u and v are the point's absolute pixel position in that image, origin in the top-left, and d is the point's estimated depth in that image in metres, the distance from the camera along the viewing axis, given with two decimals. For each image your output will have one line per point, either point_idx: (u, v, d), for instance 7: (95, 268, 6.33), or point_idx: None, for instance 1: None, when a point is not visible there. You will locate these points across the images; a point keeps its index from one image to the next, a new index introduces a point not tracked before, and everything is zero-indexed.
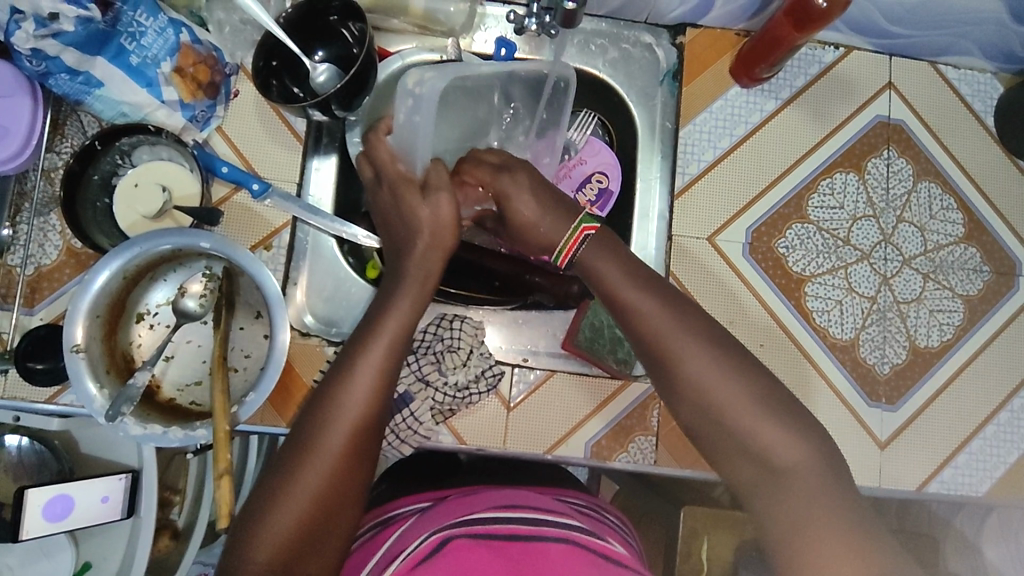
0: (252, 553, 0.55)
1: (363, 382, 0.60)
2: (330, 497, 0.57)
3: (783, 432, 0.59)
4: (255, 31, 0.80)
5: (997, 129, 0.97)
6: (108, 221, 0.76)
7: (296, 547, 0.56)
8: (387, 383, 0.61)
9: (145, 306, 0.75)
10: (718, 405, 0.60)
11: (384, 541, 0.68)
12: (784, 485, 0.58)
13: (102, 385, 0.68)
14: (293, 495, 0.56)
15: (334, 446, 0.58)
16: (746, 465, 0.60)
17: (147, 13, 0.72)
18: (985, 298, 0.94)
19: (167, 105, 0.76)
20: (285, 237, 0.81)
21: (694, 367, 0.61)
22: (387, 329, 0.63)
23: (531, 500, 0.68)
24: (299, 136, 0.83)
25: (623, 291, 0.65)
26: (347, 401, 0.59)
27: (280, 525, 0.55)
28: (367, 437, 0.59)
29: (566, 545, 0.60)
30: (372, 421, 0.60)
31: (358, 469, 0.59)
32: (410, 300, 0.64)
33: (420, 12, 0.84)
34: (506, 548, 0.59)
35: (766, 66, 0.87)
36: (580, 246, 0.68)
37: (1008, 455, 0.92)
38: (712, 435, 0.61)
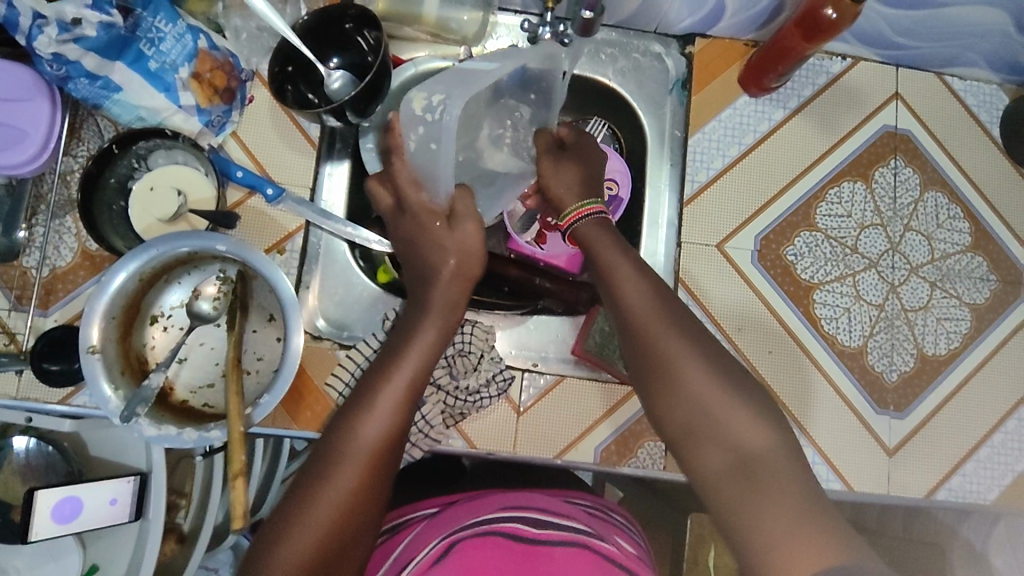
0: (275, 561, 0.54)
1: (381, 413, 0.60)
2: (347, 523, 0.56)
3: (755, 424, 0.59)
4: (272, 38, 0.81)
5: (1002, 140, 0.98)
6: (123, 224, 0.77)
7: (311, 573, 0.54)
8: (409, 411, 0.61)
9: (158, 308, 0.76)
10: (696, 395, 0.61)
11: (395, 545, 0.69)
12: (761, 486, 0.56)
13: (116, 386, 0.68)
14: (310, 517, 0.56)
15: (354, 473, 0.57)
16: (720, 457, 0.59)
17: (166, 19, 0.73)
18: (992, 307, 0.95)
19: (184, 110, 0.77)
20: (298, 240, 0.82)
21: (682, 370, 0.62)
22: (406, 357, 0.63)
23: (539, 502, 0.68)
24: (313, 141, 0.84)
25: (620, 271, 0.68)
26: (365, 430, 0.59)
27: (299, 547, 0.55)
28: (384, 462, 0.59)
29: (577, 547, 0.60)
30: (390, 450, 0.59)
31: (377, 491, 0.59)
32: (431, 330, 0.65)
33: (433, 20, 0.85)
34: (517, 549, 0.59)
35: (775, 76, 0.89)
36: (586, 218, 0.73)
37: (1016, 463, 0.92)
38: (688, 439, 0.61)
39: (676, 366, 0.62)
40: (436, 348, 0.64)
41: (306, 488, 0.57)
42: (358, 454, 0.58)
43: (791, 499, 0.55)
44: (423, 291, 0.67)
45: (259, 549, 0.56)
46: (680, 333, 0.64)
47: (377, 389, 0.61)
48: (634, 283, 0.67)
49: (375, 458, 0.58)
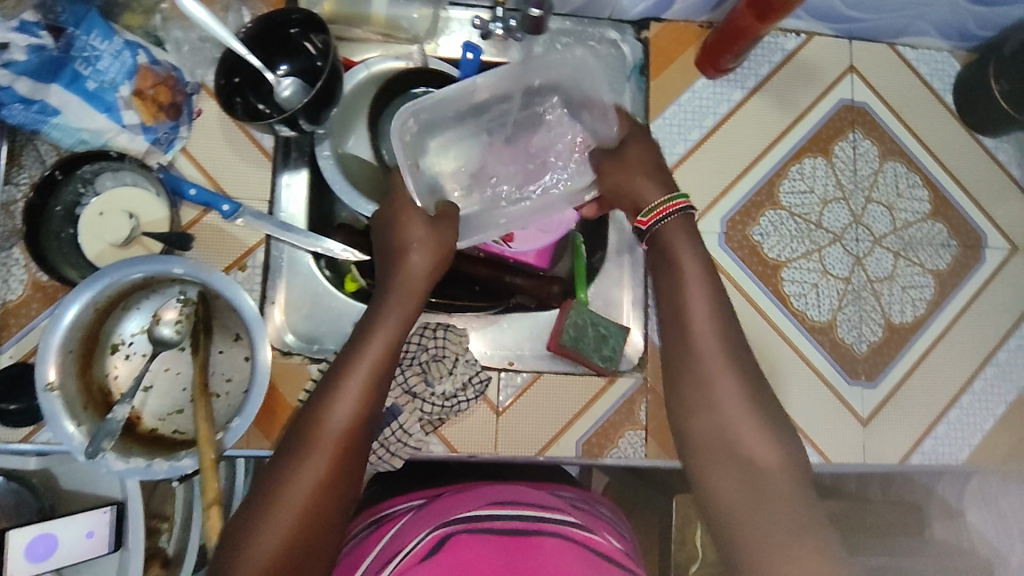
0: (252, 545, 0.53)
1: (349, 397, 0.59)
2: (319, 510, 0.55)
3: (754, 413, 0.59)
4: (214, 49, 0.78)
5: (956, 107, 0.99)
6: (73, 252, 0.74)
7: (288, 558, 0.53)
8: (378, 394, 0.61)
9: (118, 337, 0.74)
10: (705, 369, 0.61)
11: (379, 539, 0.67)
12: (768, 501, 0.55)
13: (79, 422, 0.66)
14: (280, 504, 0.55)
15: (322, 458, 0.57)
16: (708, 432, 0.59)
17: (100, 36, 0.71)
18: (954, 272, 0.97)
19: (128, 129, 0.74)
20: (259, 256, 0.80)
21: (714, 372, 0.61)
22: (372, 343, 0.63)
23: (531, 497, 0.68)
24: (268, 152, 0.82)
25: (684, 252, 0.67)
26: (337, 411, 0.59)
27: (265, 534, 0.53)
28: (356, 444, 0.59)
29: (569, 541, 0.60)
30: (361, 435, 0.59)
31: (350, 475, 0.58)
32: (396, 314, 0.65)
33: (383, 18, 0.83)
34: (512, 545, 0.58)
35: (731, 57, 0.88)
36: (673, 214, 0.69)
37: (984, 422, 0.94)
38: (703, 440, 0.60)
39: (694, 339, 0.62)
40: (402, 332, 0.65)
41: (275, 476, 0.56)
42: (327, 440, 0.57)
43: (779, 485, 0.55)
44: (403, 276, 0.67)
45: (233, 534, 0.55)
46: (723, 343, 0.62)
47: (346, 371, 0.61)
48: (700, 291, 0.65)
49: (343, 441, 0.58)
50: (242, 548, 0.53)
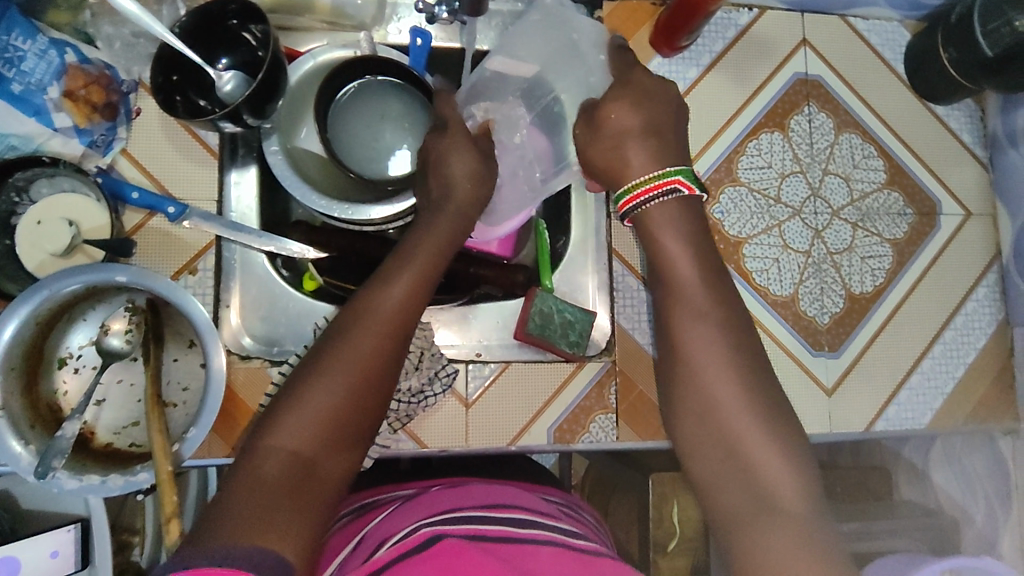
0: (269, 447, 0.53)
1: (376, 327, 0.58)
2: (335, 430, 0.54)
3: (744, 407, 0.58)
4: (149, 43, 0.75)
5: (907, 75, 1.00)
6: (11, 265, 0.71)
7: (299, 462, 0.53)
8: (411, 319, 0.60)
9: (66, 350, 0.71)
10: (695, 363, 0.61)
11: (365, 523, 0.66)
12: (770, 518, 0.54)
13: (27, 441, 0.64)
14: (274, 449, 0.53)
15: (322, 410, 0.54)
16: (697, 425, 0.59)
17: (23, 36, 0.69)
18: (911, 240, 0.98)
19: (61, 133, 0.71)
20: (210, 258, 0.77)
21: (714, 387, 0.59)
22: (383, 300, 0.60)
23: (524, 500, 0.67)
24: (213, 150, 0.78)
25: (666, 242, 0.67)
26: (369, 327, 0.58)
27: (255, 476, 0.51)
28: (388, 364, 0.58)
29: (557, 548, 0.57)
30: (370, 389, 0.56)
31: (380, 393, 0.57)
32: (410, 274, 0.62)
33: (327, 7, 0.80)
34: (502, 550, 0.55)
35: (685, 34, 0.88)
36: (664, 195, 0.67)
37: (945, 385, 0.96)
38: (709, 453, 0.58)
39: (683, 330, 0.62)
40: (418, 289, 0.62)
41: (270, 423, 0.54)
42: (331, 389, 0.55)
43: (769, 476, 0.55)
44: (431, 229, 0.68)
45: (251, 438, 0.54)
46: (726, 356, 0.60)
47: (379, 293, 0.60)
48: (702, 298, 0.63)
49: (348, 392, 0.55)
50: (252, 462, 0.52)
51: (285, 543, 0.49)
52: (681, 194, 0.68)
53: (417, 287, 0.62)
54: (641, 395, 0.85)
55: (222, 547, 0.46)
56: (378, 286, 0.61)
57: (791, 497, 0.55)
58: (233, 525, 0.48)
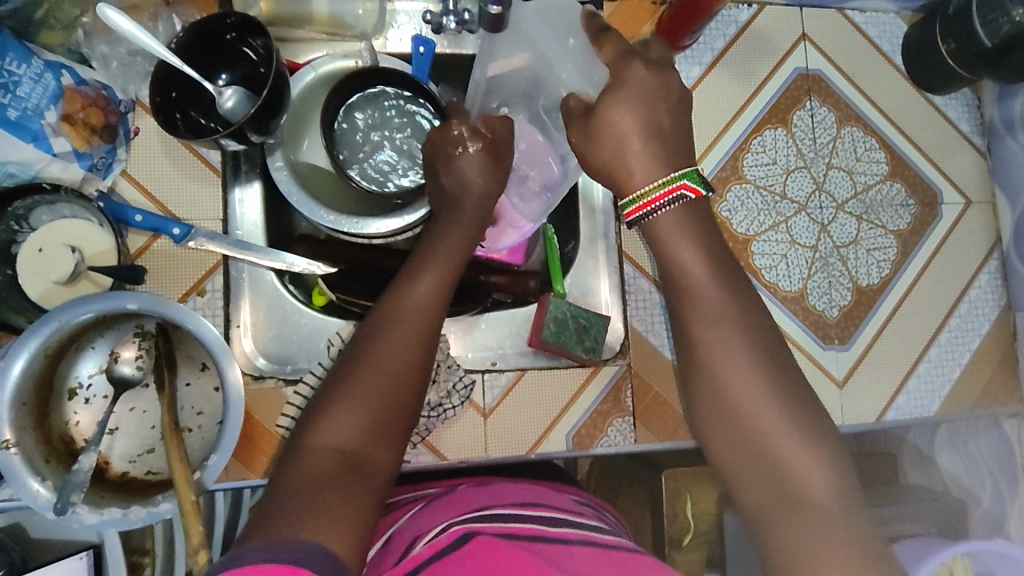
0: (316, 442, 0.51)
1: (408, 318, 0.57)
2: (381, 421, 0.53)
3: (771, 403, 0.55)
4: (147, 62, 0.73)
5: (905, 67, 1.01)
6: (13, 295, 0.69)
7: (348, 456, 0.51)
8: (440, 309, 0.60)
9: (75, 380, 0.70)
10: (712, 361, 0.57)
11: (391, 523, 0.64)
12: (803, 513, 0.51)
13: (44, 477, 0.62)
14: (320, 446, 0.51)
15: (365, 406, 0.53)
16: (718, 422, 0.56)
17: (18, 60, 0.67)
18: (914, 231, 0.99)
19: (60, 158, 0.69)
20: (218, 279, 0.76)
21: (730, 381, 0.56)
22: (413, 295, 0.59)
23: (554, 500, 0.64)
24: (216, 169, 0.76)
25: (675, 245, 0.63)
26: (402, 318, 0.57)
27: (304, 474, 0.49)
28: (424, 354, 0.57)
29: (592, 547, 0.53)
30: (411, 382, 0.55)
31: (420, 384, 0.56)
32: (436, 269, 0.62)
33: (326, 16, 0.79)
34: (539, 547, 0.51)
35: (688, 33, 0.87)
36: (670, 202, 0.63)
37: (952, 372, 0.97)
38: (732, 450, 0.56)
39: (699, 328, 0.59)
40: (445, 282, 0.61)
41: (313, 423, 0.52)
42: (373, 383, 0.53)
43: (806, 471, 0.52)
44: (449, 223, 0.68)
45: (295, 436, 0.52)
46: (742, 349, 0.57)
47: (407, 286, 0.60)
48: (714, 293, 0.60)
49: (387, 388, 0.54)
50: (300, 458, 0.50)
51: (342, 539, 0.46)
52: (687, 198, 0.63)
53: (444, 281, 0.61)
54: (658, 397, 0.85)
55: (283, 541, 0.44)
56: (405, 283, 0.60)
57: (823, 491, 0.52)
58: (291, 520, 0.45)
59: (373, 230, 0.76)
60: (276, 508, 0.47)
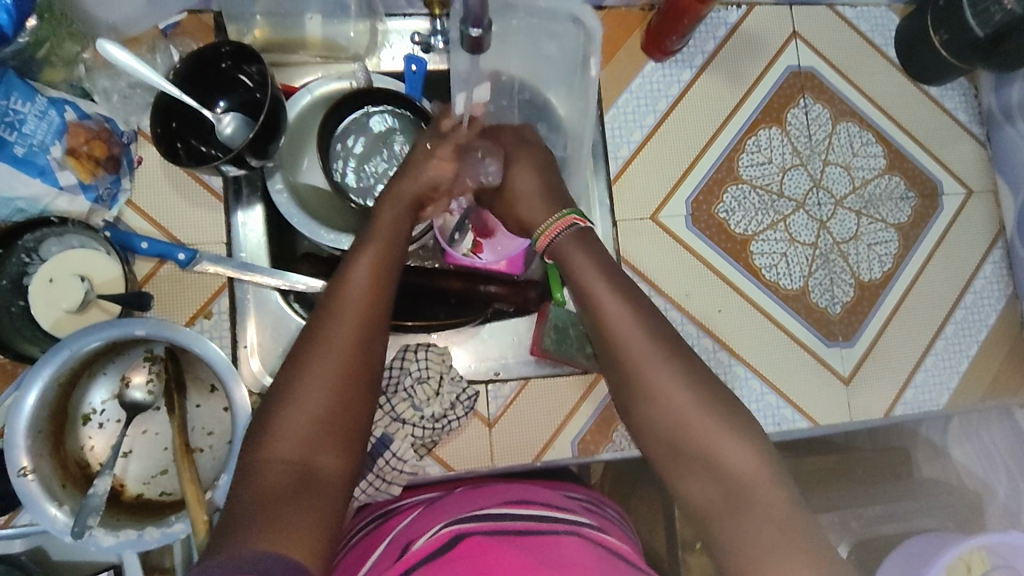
0: (271, 447, 0.52)
1: (351, 311, 0.57)
2: (334, 418, 0.53)
3: (703, 411, 0.55)
4: (146, 93, 0.76)
5: (899, 59, 1.00)
6: (27, 325, 0.71)
7: (302, 459, 0.51)
8: (383, 298, 0.59)
9: (89, 406, 0.72)
10: (638, 373, 0.58)
11: (391, 528, 0.64)
12: (749, 511, 0.51)
13: (61, 502, 0.64)
14: (272, 457, 0.51)
15: (310, 411, 0.53)
16: (656, 431, 0.57)
17: (22, 98, 0.68)
18: (915, 223, 0.98)
19: (67, 191, 0.71)
20: (224, 300, 0.78)
21: (663, 398, 0.57)
22: (350, 289, 0.58)
23: (542, 496, 0.62)
24: (217, 193, 0.79)
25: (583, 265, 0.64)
26: (340, 314, 0.57)
27: (259, 488, 0.50)
28: (369, 345, 0.56)
29: (579, 537, 0.55)
30: (354, 376, 0.55)
31: (369, 376, 0.56)
32: (372, 255, 0.61)
33: (319, 40, 0.81)
34: (524, 540, 0.52)
35: (677, 38, 0.88)
36: (562, 232, 0.68)
37: (960, 364, 0.97)
38: (671, 458, 0.56)
39: (622, 342, 0.59)
40: (382, 270, 0.60)
41: (264, 432, 0.53)
42: (315, 386, 0.53)
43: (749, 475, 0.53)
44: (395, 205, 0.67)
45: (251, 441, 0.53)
46: (664, 363, 0.58)
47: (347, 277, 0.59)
48: (618, 324, 0.61)
49: (334, 384, 0.54)
50: (258, 466, 0.51)
51: (302, 545, 0.48)
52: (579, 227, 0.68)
53: (386, 269, 0.60)
54: None
55: (245, 556, 0.45)
56: (340, 276, 0.60)
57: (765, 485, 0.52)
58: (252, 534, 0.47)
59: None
60: (235, 525, 0.48)
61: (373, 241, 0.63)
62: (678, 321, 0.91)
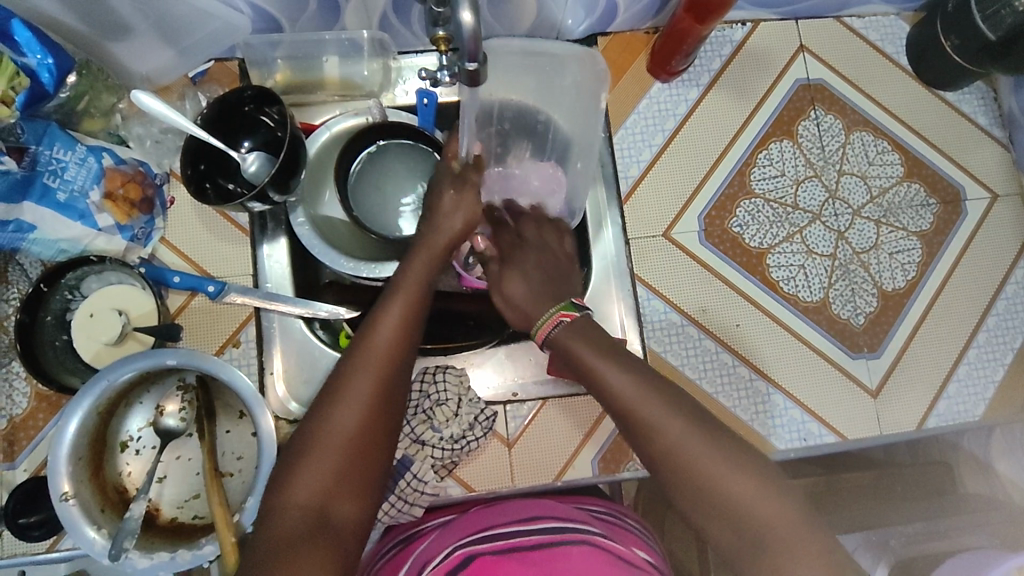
0: (293, 492, 0.53)
1: (376, 360, 0.59)
2: (355, 466, 0.55)
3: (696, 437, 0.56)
4: (177, 138, 0.81)
5: (912, 66, 1.00)
6: (70, 359, 0.76)
7: (321, 508, 0.53)
8: (409, 347, 0.61)
9: (126, 434, 0.76)
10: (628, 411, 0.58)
11: (407, 555, 0.65)
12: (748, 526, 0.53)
13: (99, 525, 0.67)
14: (291, 503, 0.53)
15: (331, 459, 0.54)
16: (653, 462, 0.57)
17: (63, 147, 0.74)
18: (938, 230, 0.97)
19: (105, 232, 0.76)
20: (251, 330, 0.82)
21: (653, 419, 0.57)
22: (378, 339, 0.60)
23: (557, 511, 0.62)
24: (244, 228, 0.83)
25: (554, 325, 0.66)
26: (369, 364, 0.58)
27: (274, 535, 0.52)
28: (391, 393, 0.58)
29: (590, 546, 0.54)
30: (377, 427, 0.57)
31: (389, 426, 0.57)
32: (404, 304, 0.63)
33: (337, 79, 0.86)
34: (536, 555, 0.53)
35: (681, 58, 0.90)
36: (555, 327, 0.67)
37: (995, 373, 0.93)
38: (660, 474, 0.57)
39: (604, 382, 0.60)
40: (410, 324, 0.62)
41: (288, 475, 0.55)
42: (334, 445, 0.55)
43: (748, 482, 0.54)
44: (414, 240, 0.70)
45: (274, 482, 0.55)
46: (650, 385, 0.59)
47: (375, 322, 0.61)
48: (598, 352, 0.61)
49: (357, 433, 0.56)
50: (280, 510, 0.53)
51: None
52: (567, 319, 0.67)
53: (411, 313, 0.62)
54: None
55: None
56: (369, 325, 0.61)
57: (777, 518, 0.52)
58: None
59: (389, 273, 0.80)
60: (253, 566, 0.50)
61: (405, 285, 0.65)
62: (695, 336, 0.90)
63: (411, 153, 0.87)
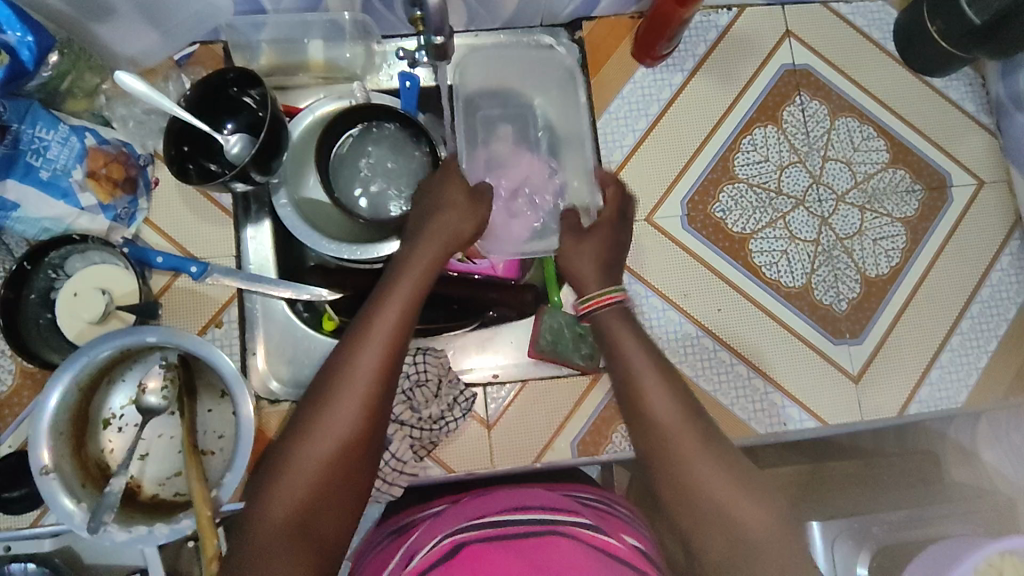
0: (281, 485, 0.55)
1: (370, 355, 0.58)
2: (345, 460, 0.56)
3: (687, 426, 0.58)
4: (160, 118, 0.82)
5: (899, 52, 0.99)
6: (54, 336, 0.77)
7: (310, 500, 0.55)
8: (404, 340, 0.60)
9: (109, 411, 0.77)
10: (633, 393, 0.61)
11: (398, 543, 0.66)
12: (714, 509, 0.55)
13: (79, 499, 0.68)
14: (280, 495, 0.54)
15: (322, 454, 0.55)
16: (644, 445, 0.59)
17: (46, 127, 0.75)
18: (924, 217, 0.96)
19: (88, 210, 0.77)
20: (233, 310, 0.83)
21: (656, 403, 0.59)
22: (373, 334, 0.59)
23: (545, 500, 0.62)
24: (226, 209, 0.84)
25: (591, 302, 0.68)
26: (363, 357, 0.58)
27: (260, 531, 0.53)
28: (384, 387, 0.58)
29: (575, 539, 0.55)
30: (369, 423, 0.57)
31: (379, 421, 0.58)
32: (400, 296, 0.62)
33: (321, 62, 0.86)
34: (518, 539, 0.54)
35: (664, 43, 0.90)
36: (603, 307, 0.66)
37: (978, 360, 0.93)
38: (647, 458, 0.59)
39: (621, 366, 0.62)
40: (406, 317, 0.61)
41: (280, 467, 0.55)
42: (321, 444, 0.55)
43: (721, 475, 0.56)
44: None
45: (265, 473, 0.56)
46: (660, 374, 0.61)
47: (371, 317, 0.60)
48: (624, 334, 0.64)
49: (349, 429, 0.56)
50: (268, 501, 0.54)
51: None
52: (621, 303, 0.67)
53: (408, 308, 0.61)
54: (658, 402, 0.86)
55: None
56: (365, 319, 0.61)
57: (761, 517, 0.55)
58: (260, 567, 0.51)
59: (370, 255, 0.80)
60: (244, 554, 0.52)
61: (404, 276, 0.64)
62: (677, 321, 0.91)
63: (392, 135, 0.87)
